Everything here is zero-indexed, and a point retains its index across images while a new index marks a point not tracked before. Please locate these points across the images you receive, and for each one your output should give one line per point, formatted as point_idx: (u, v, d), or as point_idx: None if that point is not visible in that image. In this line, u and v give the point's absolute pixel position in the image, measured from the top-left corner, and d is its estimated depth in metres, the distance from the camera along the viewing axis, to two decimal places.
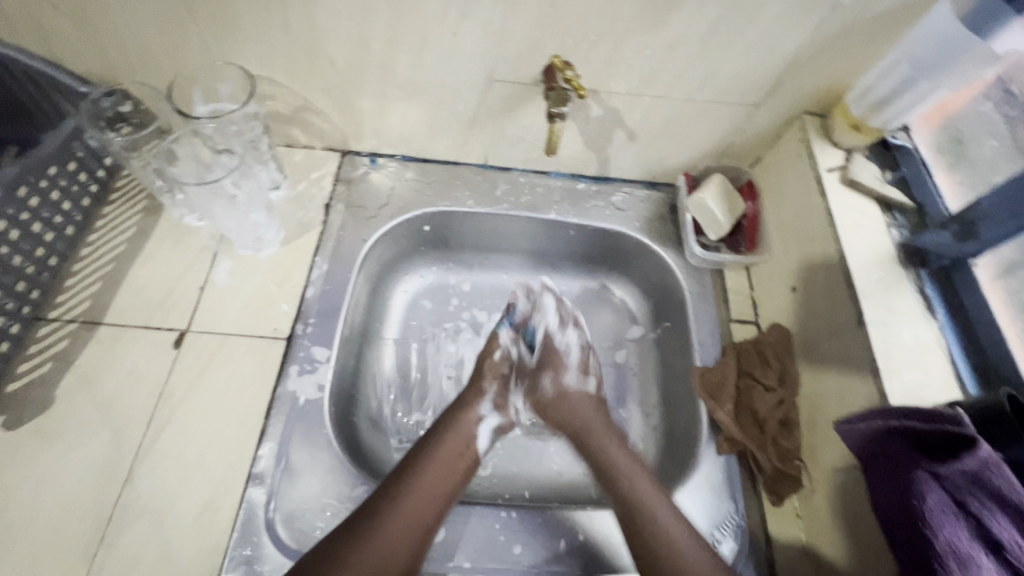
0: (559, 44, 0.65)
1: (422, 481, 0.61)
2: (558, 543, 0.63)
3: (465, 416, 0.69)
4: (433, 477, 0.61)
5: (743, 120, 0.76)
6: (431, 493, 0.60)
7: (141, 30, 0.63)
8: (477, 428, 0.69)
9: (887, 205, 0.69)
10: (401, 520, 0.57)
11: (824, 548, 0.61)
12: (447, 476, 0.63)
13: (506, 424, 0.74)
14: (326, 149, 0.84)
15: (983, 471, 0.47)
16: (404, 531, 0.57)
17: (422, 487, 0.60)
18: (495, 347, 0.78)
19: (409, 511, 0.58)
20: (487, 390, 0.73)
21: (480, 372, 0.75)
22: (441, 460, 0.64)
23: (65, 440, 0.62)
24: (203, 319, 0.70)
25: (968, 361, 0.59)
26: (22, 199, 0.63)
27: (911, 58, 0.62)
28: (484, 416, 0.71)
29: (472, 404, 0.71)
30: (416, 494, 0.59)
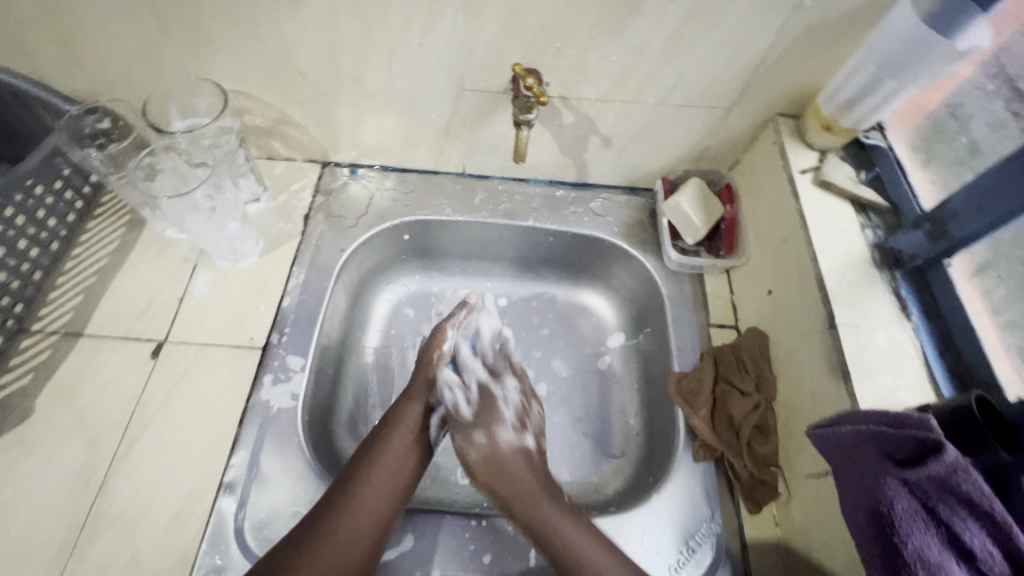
0: (524, 52, 0.66)
1: (376, 476, 0.62)
2: (523, 551, 0.63)
3: (410, 407, 0.70)
4: (386, 475, 0.63)
5: (717, 123, 0.76)
6: (386, 484, 0.62)
7: (118, 49, 0.66)
8: (427, 420, 0.71)
9: (862, 205, 0.68)
10: (356, 517, 0.58)
11: (801, 558, 0.60)
12: (399, 470, 0.64)
13: (457, 410, 0.76)
14: (307, 161, 0.86)
15: (952, 476, 0.45)
16: (362, 528, 0.58)
17: (377, 483, 0.61)
18: (439, 342, 0.76)
19: (370, 508, 0.59)
20: (437, 381, 0.74)
21: (424, 366, 0.74)
22: (393, 456, 0.65)
23: (42, 449, 0.63)
24: (180, 330, 0.71)
25: (944, 364, 0.57)
26: (10, 218, 0.65)
27: (875, 57, 0.61)
28: (434, 408, 0.72)
29: (418, 396, 0.72)
30: (368, 496, 0.60)
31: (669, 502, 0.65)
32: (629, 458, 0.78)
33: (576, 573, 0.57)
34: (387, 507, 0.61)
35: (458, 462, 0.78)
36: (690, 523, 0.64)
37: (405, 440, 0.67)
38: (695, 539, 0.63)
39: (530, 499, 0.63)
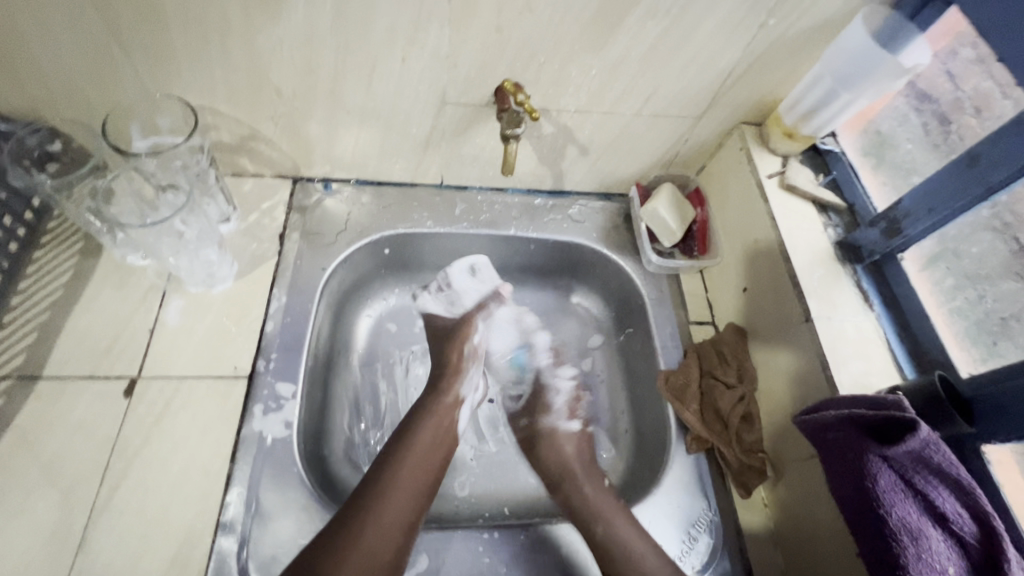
0: (508, 66, 0.67)
1: (404, 472, 0.61)
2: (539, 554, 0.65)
3: (442, 400, 0.71)
4: (409, 480, 0.61)
5: (687, 131, 0.80)
6: (411, 487, 0.61)
7: (67, 66, 0.60)
8: (457, 413, 0.71)
9: (822, 206, 0.74)
10: (387, 518, 0.57)
11: (789, 529, 0.66)
12: (423, 472, 0.63)
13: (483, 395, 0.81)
14: (277, 176, 0.82)
15: (925, 450, 0.51)
16: (388, 534, 0.57)
17: (402, 487, 0.60)
18: (472, 332, 0.79)
19: (397, 514, 0.58)
20: (467, 372, 0.75)
21: (457, 359, 0.76)
22: (417, 456, 0.64)
23: (7, 508, 0.57)
24: (155, 364, 0.67)
25: (903, 348, 0.64)
26: None
27: (832, 72, 0.67)
28: (466, 397, 0.74)
29: (449, 388, 0.73)
30: (399, 490, 0.60)
31: (668, 494, 0.69)
32: (622, 454, 0.81)
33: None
34: (410, 515, 0.59)
35: (456, 474, 0.78)
36: (689, 512, 0.68)
37: (434, 431, 0.67)
38: (695, 528, 0.67)
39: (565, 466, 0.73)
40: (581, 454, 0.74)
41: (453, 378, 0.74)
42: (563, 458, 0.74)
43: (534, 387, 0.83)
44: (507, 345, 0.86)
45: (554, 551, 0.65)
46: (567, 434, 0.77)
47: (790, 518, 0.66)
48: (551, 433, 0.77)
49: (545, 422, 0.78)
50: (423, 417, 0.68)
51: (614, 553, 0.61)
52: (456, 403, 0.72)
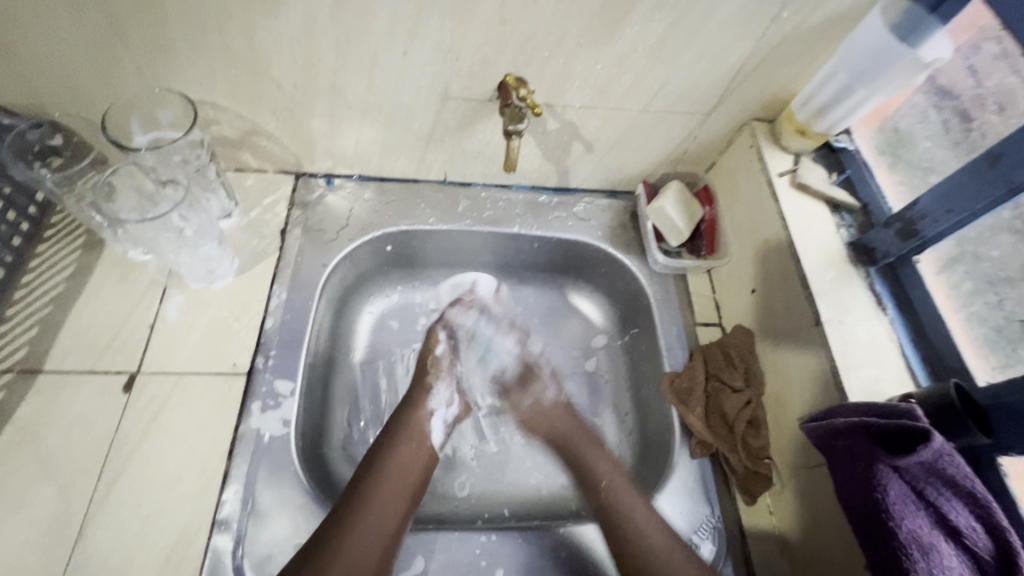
0: (512, 60, 0.65)
1: (383, 488, 0.60)
2: (550, 553, 0.64)
3: (417, 414, 0.69)
4: (389, 494, 0.60)
5: (695, 128, 0.78)
6: (391, 500, 0.60)
7: (67, 60, 0.60)
8: (431, 424, 0.70)
9: (835, 206, 0.72)
10: (365, 537, 0.56)
11: (796, 537, 0.64)
12: (403, 485, 0.62)
13: (461, 413, 0.76)
14: (279, 172, 0.81)
15: (938, 461, 0.49)
16: (366, 554, 0.56)
17: (382, 500, 0.59)
18: (433, 344, 0.77)
19: (378, 526, 0.57)
20: (434, 386, 0.73)
21: (423, 370, 0.75)
22: (396, 468, 0.63)
23: (6, 501, 0.57)
24: (154, 359, 0.67)
25: (917, 353, 0.62)
26: None
27: (847, 67, 0.65)
28: (434, 412, 0.71)
29: (420, 403, 0.71)
30: (375, 508, 0.58)
31: (670, 499, 0.67)
32: (625, 457, 0.80)
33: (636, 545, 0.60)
34: (387, 535, 0.58)
35: (456, 474, 0.77)
36: (692, 518, 0.66)
37: (409, 447, 0.66)
38: (698, 534, 0.65)
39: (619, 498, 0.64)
40: (572, 415, 0.75)
41: (420, 391, 0.72)
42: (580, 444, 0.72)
43: (518, 369, 0.81)
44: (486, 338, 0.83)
45: (553, 553, 0.64)
46: (554, 402, 0.76)
47: (795, 525, 0.64)
48: (538, 406, 0.77)
49: (523, 409, 0.78)
50: (400, 433, 0.67)
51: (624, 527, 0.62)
52: (427, 417, 0.70)
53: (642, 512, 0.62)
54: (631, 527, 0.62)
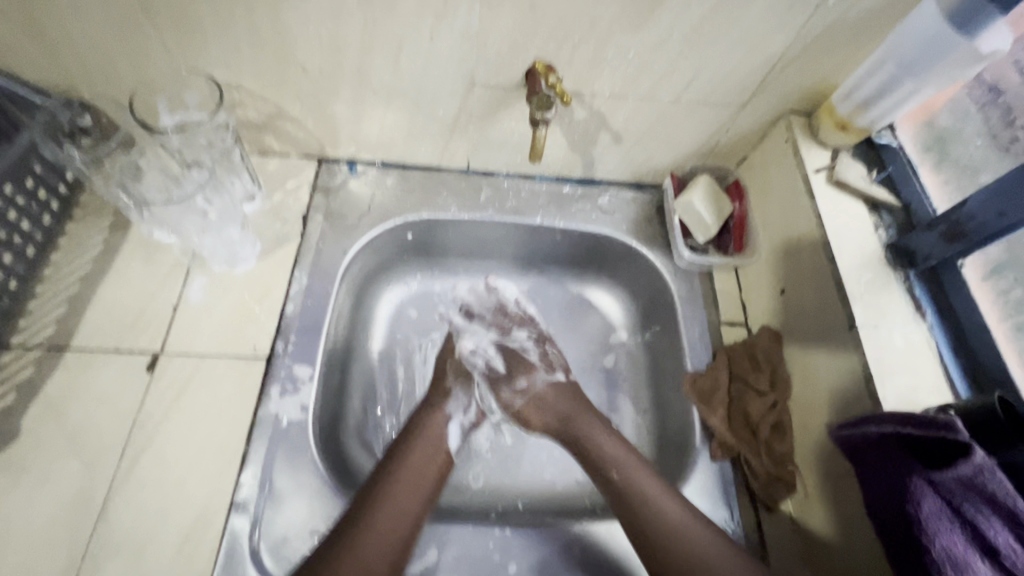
0: (541, 46, 0.63)
1: (397, 488, 0.60)
2: (580, 556, 0.63)
3: (432, 419, 0.69)
4: (404, 494, 0.60)
5: (728, 120, 0.75)
6: (396, 518, 0.58)
7: (97, 41, 0.60)
8: (447, 427, 0.69)
9: (874, 204, 0.69)
10: (380, 532, 0.56)
11: (818, 545, 0.62)
12: (412, 500, 0.60)
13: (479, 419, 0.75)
14: (302, 156, 0.81)
15: (977, 477, 0.46)
16: (381, 548, 0.56)
17: (388, 516, 0.58)
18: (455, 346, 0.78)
19: (380, 543, 0.56)
20: (452, 390, 0.73)
21: (443, 372, 0.76)
22: (412, 473, 0.62)
23: (34, 474, 0.59)
24: (177, 340, 0.67)
25: (957, 363, 0.59)
26: None
27: (896, 58, 0.62)
28: (452, 415, 0.71)
29: (437, 406, 0.71)
30: (391, 506, 0.58)
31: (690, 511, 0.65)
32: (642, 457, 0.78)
33: (667, 543, 0.58)
34: (404, 531, 0.58)
35: (471, 465, 0.76)
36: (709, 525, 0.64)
37: (423, 451, 0.65)
38: None
39: (653, 503, 0.61)
40: (573, 395, 0.74)
41: (439, 393, 0.73)
42: (597, 433, 0.69)
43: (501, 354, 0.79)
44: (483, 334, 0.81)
45: (584, 551, 0.64)
46: (550, 386, 0.74)
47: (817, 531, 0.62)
48: (527, 392, 0.75)
49: (513, 400, 0.75)
50: (418, 434, 0.67)
51: (650, 524, 0.60)
52: (444, 419, 0.70)
53: (670, 508, 0.60)
54: (661, 527, 0.59)
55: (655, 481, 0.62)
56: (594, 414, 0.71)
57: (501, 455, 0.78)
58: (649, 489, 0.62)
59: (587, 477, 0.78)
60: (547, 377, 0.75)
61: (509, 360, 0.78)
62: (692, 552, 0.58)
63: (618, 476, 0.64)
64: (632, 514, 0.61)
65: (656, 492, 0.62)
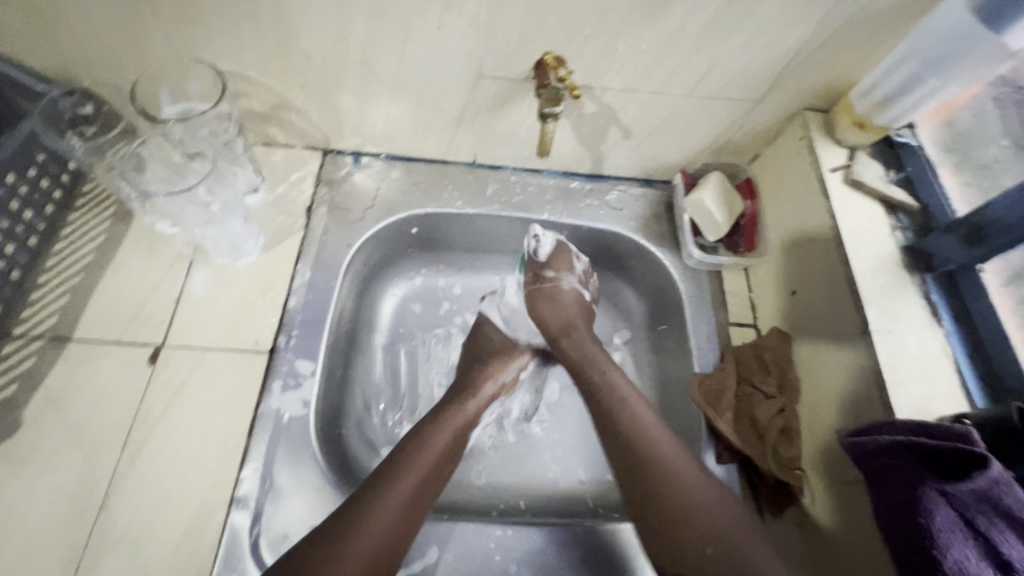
0: (551, 38, 0.61)
1: (414, 468, 0.61)
2: (580, 559, 0.63)
3: (457, 408, 0.69)
4: (420, 473, 0.61)
5: (741, 116, 0.73)
6: (383, 528, 0.55)
7: (98, 27, 0.59)
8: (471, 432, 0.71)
9: (891, 206, 0.67)
10: (393, 507, 0.57)
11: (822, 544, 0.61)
12: (424, 481, 0.61)
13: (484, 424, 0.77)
14: (307, 148, 0.80)
15: (993, 490, 0.45)
16: (397, 521, 0.56)
17: (406, 490, 0.58)
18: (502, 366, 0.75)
19: (369, 549, 0.53)
20: (492, 400, 0.73)
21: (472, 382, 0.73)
22: (429, 453, 0.63)
23: (35, 464, 0.59)
24: (179, 333, 0.67)
25: (973, 371, 0.58)
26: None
27: (919, 55, 0.60)
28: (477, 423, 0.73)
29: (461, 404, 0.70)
30: (408, 482, 0.59)
31: None
32: None
33: (629, 428, 0.62)
34: (414, 509, 0.58)
35: (473, 462, 0.76)
36: None
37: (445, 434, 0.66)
38: None
39: (619, 393, 0.65)
40: (582, 312, 0.77)
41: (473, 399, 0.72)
42: (584, 335, 0.73)
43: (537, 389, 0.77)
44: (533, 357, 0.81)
45: (584, 551, 0.63)
46: (571, 295, 0.77)
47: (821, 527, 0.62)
48: (552, 291, 0.77)
49: (534, 294, 0.77)
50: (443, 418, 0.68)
51: (609, 403, 0.65)
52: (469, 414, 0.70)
53: (647, 415, 0.63)
54: (625, 411, 0.63)
55: (628, 381, 0.67)
56: (590, 330, 0.75)
57: (504, 455, 0.77)
58: (620, 387, 0.66)
59: (589, 475, 0.77)
60: (574, 287, 0.78)
61: (555, 254, 0.78)
62: (645, 436, 0.61)
63: (593, 367, 0.69)
64: (599, 397, 0.66)
65: (645, 417, 0.63)
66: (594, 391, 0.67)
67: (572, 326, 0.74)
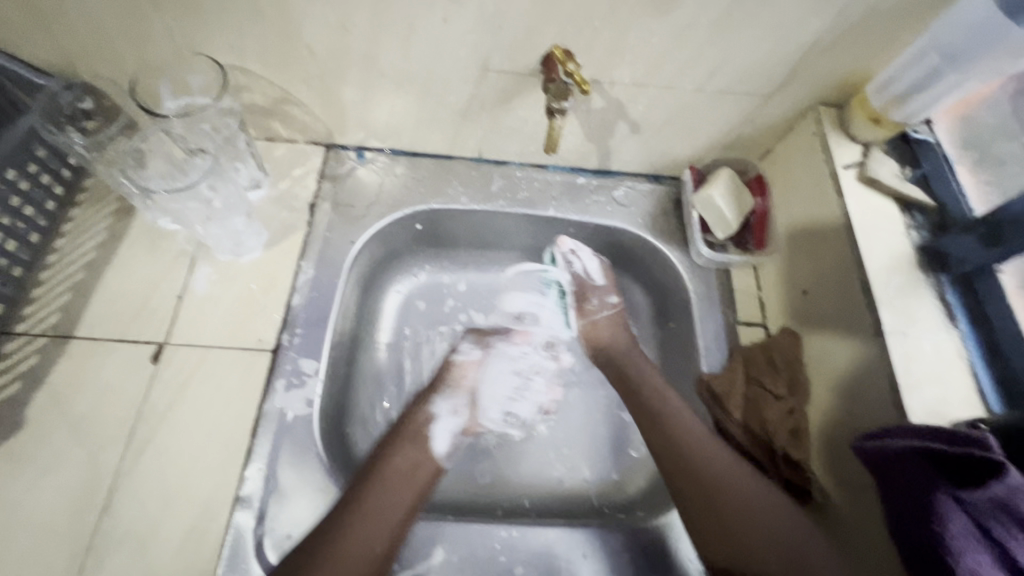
0: (559, 31, 0.60)
1: (381, 492, 0.58)
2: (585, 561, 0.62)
3: (417, 417, 0.68)
4: (388, 495, 0.58)
5: (753, 111, 0.72)
6: (361, 551, 0.54)
7: (97, 21, 0.58)
8: (430, 428, 0.68)
9: (906, 204, 0.65)
10: (363, 534, 0.55)
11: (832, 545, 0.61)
12: (396, 501, 0.58)
13: (469, 425, 0.72)
14: (310, 142, 0.79)
15: (1009, 498, 0.45)
16: (363, 550, 0.54)
17: (372, 514, 0.56)
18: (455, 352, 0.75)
19: None
20: (443, 391, 0.71)
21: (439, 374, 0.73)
22: (397, 475, 0.61)
23: (39, 464, 0.58)
24: (182, 331, 0.66)
25: (989, 374, 0.57)
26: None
27: (939, 48, 0.58)
28: (438, 415, 0.69)
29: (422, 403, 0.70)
30: (373, 504, 0.57)
31: None
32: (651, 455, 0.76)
33: (678, 441, 0.63)
34: (386, 535, 0.56)
35: (478, 460, 0.76)
36: None
37: (409, 453, 0.64)
38: None
39: (665, 402, 0.67)
40: (625, 329, 0.78)
41: (432, 390, 0.71)
42: (631, 351, 0.75)
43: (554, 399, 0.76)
44: (507, 355, 0.78)
45: (590, 553, 0.62)
46: (608, 317, 0.79)
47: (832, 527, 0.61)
48: (590, 317, 0.80)
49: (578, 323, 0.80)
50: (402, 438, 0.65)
51: (658, 415, 0.66)
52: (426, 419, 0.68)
53: (693, 424, 0.65)
54: (673, 422, 0.65)
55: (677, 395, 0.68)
56: (635, 345, 0.76)
57: (510, 454, 0.76)
58: (667, 398, 0.68)
59: (596, 475, 0.76)
60: (613, 309, 0.80)
61: (577, 289, 0.81)
62: (696, 448, 0.62)
63: (636, 380, 0.71)
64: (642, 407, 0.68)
65: (700, 436, 0.63)
66: (637, 404, 0.69)
67: (619, 345, 0.76)
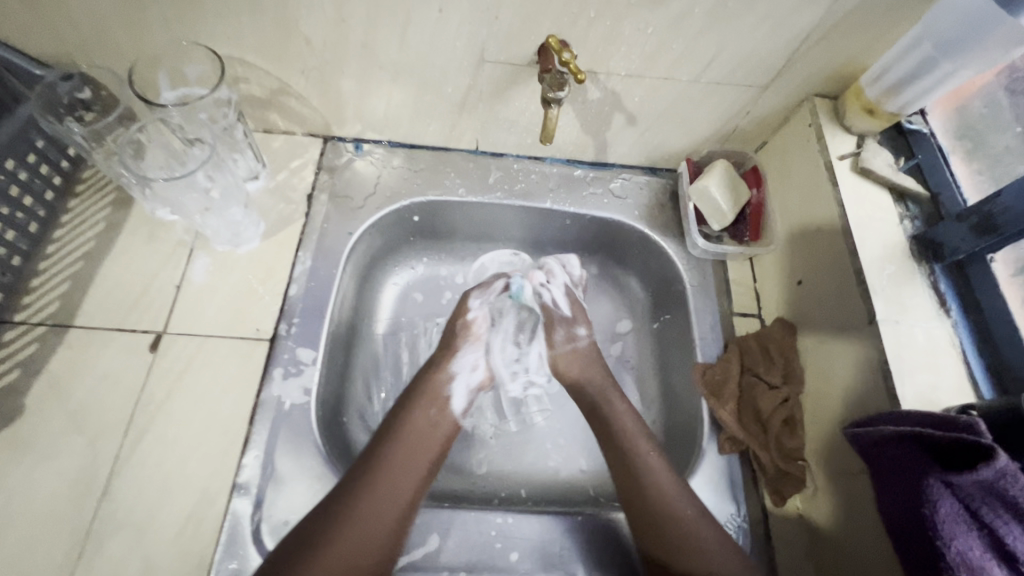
0: (555, 21, 0.60)
1: (400, 450, 0.60)
2: (580, 548, 0.62)
3: (435, 377, 0.69)
4: (407, 457, 0.60)
5: (749, 103, 0.72)
6: (386, 507, 0.56)
7: (93, 10, 0.58)
8: (450, 386, 0.69)
9: (900, 194, 0.66)
10: (384, 494, 0.57)
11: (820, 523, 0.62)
12: (415, 463, 0.60)
13: (484, 381, 0.74)
14: (308, 134, 0.79)
15: (999, 481, 0.44)
16: (388, 511, 0.56)
17: (393, 471, 0.58)
18: (465, 310, 0.75)
19: (358, 538, 0.54)
20: (462, 348, 0.72)
21: (453, 333, 0.73)
22: (414, 434, 0.62)
23: (37, 451, 0.59)
24: (180, 320, 0.67)
25: (980, 361, 0.57)
26: None
27: (932, 36, 0.59)
28: (457, 375, 0.70)
29: (444, 362, 0.70)
30: (391, 466, 0.58)
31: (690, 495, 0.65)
32: None
33: (663, 509, 0.59)
34: (405, 494, 0.58)
35: (473, 451, 0.76)
36: (714, 516, 0.63)
37: (427, 411, 0.65)
38: None
39: (652, 466, 0.61)
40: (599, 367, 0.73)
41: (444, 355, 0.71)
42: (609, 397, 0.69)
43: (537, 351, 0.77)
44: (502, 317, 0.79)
45: (596, 539, 0.63)
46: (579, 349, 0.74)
47: (825, 511, 0.62)
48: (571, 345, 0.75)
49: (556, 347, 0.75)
50: (420, 394, 0.66)
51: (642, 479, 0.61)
52: (445, 379, 0.69)
53: (673, 486, 0.60)
54: (656, 490, 0.60)
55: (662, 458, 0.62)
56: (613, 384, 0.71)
57: (506, 445, 0.77)
58: (651, 462, 0.62)
59: (592, 466, 0.76)
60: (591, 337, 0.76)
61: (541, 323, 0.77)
62: (682, 518, 0.58)
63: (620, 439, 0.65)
64: (627, 469, 0.62)
65: (689, 508, 0.59)
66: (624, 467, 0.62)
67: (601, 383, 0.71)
